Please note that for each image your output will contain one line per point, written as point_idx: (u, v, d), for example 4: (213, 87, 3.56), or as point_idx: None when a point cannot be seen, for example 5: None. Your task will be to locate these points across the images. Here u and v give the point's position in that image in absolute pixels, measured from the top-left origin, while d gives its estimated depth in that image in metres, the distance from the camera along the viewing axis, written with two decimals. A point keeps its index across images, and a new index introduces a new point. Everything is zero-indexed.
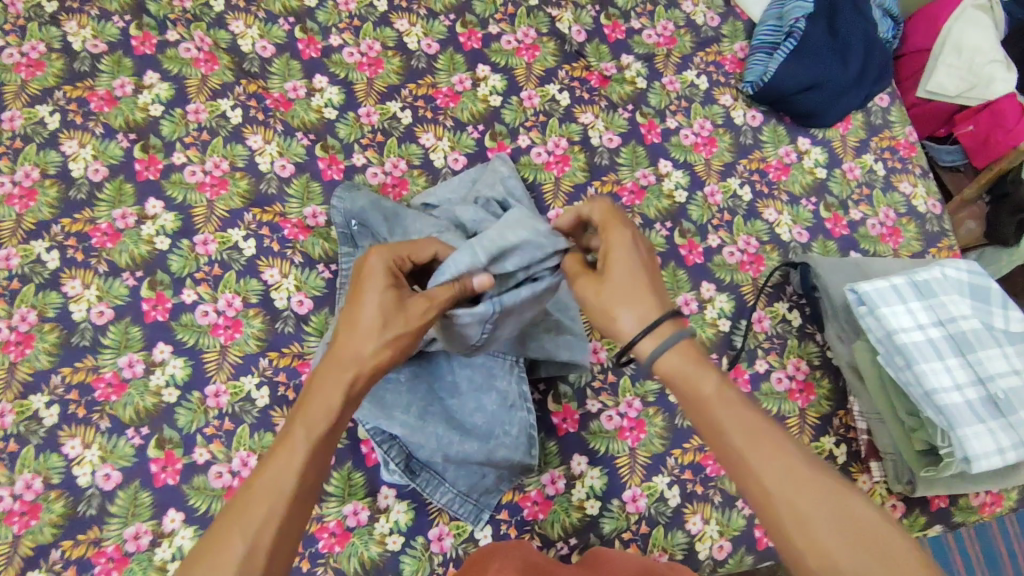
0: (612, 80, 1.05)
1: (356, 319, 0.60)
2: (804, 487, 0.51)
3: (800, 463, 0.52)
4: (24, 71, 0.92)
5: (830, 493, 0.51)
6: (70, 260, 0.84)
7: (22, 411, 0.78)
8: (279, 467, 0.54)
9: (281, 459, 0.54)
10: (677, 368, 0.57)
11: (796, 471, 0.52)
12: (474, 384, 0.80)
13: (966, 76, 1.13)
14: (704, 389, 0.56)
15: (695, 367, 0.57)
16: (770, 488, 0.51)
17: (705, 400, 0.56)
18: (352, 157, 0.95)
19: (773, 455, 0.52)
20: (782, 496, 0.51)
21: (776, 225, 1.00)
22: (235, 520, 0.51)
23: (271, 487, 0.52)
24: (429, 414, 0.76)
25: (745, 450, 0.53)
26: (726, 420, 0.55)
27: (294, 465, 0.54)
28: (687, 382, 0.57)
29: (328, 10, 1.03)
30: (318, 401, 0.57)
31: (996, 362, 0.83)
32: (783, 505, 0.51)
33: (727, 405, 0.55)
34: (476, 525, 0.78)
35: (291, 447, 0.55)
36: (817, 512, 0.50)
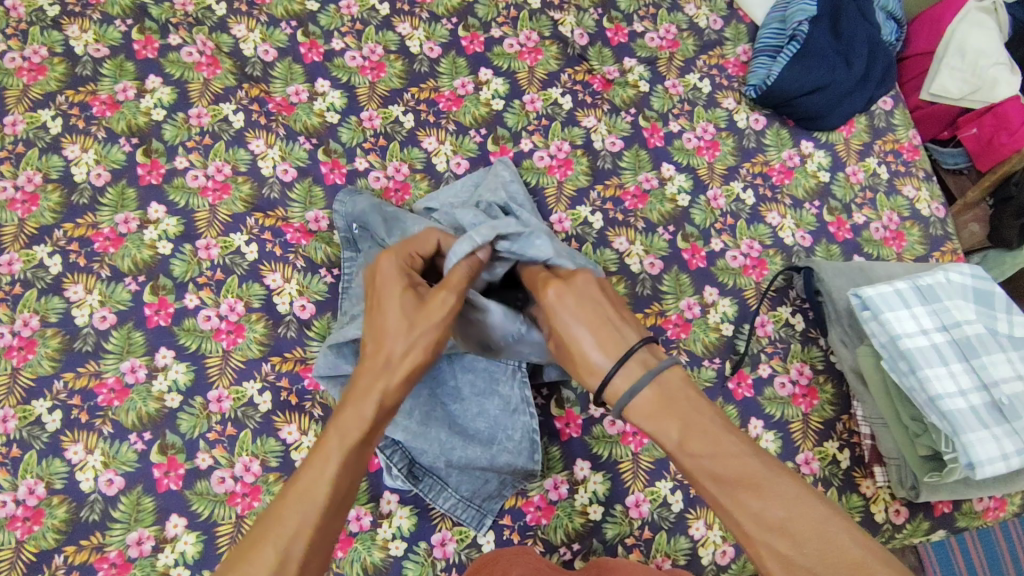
0: (615, 83, 1.05)
1: (384, 323, 0.61)
2: (784, 537, 0.48)
3: (776, 509, 0.49)
4: (26, 76, 0.92)
5: (813, 537, 0.48)
6: (72, 264, 0.84)
7: (25, 416, 0.78)
8: (312, 473, 0.52)
9: (314, 467, 0.53)
10: (639, 416, 0.57)
11: (773, 518, 0.49)
12: (476, 389, 0.80)
13: (970, 78, 1.12)
14: (670, 440, 0.55)
15: (659, 415, 0.56)
16: (751, 537, 0.50)
17: (674, 450, 0.55)
18: (354, 161, 0.95)
19: (751, 503, 0.50)
20: (766, 544, 0.49)
21: (779, 229, 0.99)
22: (268, 531, 0.49)
23: (305, 493, 0.51)
24: (433, 419, 0.76)
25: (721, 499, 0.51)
26: (697, 471, 0.53)
27: (327, 468, 0.53)
28: (655, 433, 0.56)
29: (330, 14, 1.02)
30: (350, 405, 0.56)
31: (1000, 368, 0.83)
32: (767, 555, 0.49)
33: (695, 457, 0.53)
34: (479, 530, 0.78)
35: (323, 455, 0.53)
36: (800, 560, 0.47)
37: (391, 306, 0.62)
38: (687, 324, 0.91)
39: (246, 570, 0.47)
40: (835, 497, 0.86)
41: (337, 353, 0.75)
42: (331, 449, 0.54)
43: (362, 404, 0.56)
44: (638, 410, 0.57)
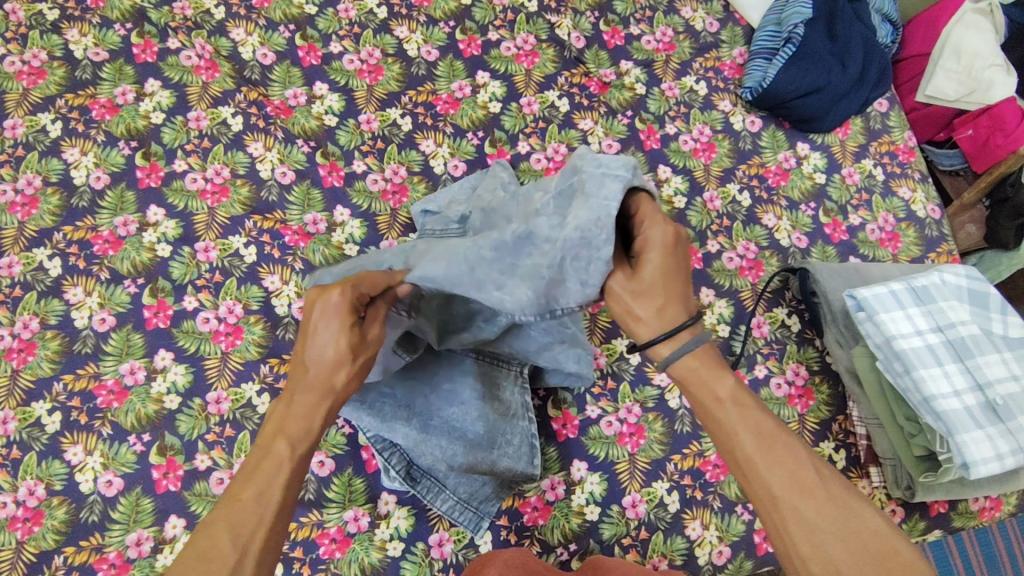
0: (612, 86, 1.05)
1: (313, 347, 0.52)
2: (815, 501, 0.46)
3: (812, 472, 0.47)
4: (25, 80, 0.93)
5: (842, 507, 0.46)
6: (72, 267, 0.85)
7: (24, 418, 0.78)
8: (264, 478, 0.47)
9: (266, 469, 0.48)
10: (686, 371, 0.52)
11: (809, 483, 0.46)
12: (478, 393, 0.74)
13: (964, 80, 1.13)
14: (719, 391, 0.51)
15: (711, 370, 0.52)
16: (777, 498, 0.47)
17: (719, 401, 0.51)
18: (352, 164, 0.95)
19: (790, 461, 0.47)
20: (791, 508, 0.46)
21: (775, 230, 1.00)
22: (216, 523, 0.45)
23: (258, 498, 0.46)
24: (433, 426, 0.72)
25: (756, 456, 0.48)
26: (737, 426, 0.49)
27: (282, 472, 0.48)
28: (703, 385, 0.52)
29: (328, 18, 1.03)
30: (298, 416, 0.50)
31: (995, 368, 0.84)
32: (790, 520, 0.46)
33: (742, 415, 0.50)
34: (476, 533, 0.78)
35: (277, 460, 0.48)
36: (824, 526, 0.45)
37: (327, 327, 0.52)
38: None
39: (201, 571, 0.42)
40: None
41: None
42: (287, 458, 0.49)
43: (313, 414, 0.51)
44: (686, 364, 0.52)
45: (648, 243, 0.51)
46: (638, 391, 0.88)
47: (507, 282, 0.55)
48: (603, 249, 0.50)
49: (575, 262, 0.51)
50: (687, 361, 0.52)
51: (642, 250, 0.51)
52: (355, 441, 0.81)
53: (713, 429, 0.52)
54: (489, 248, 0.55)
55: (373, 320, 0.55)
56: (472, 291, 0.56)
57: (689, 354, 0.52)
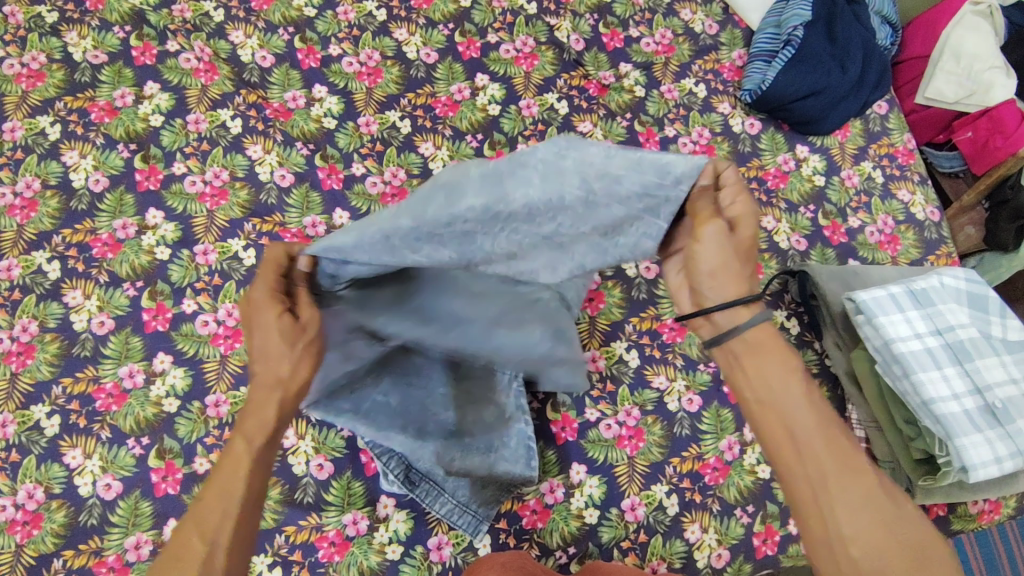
0: (611, 88, 1.05)
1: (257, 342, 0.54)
2: (865, 492, 0.48)
3: (868, 467, 0.49)
4: (24, 83, 0.93)
5: (884, 496, 0.48)
6: (71, 270, 0.85)
7: (24, 421, 0.78)
8: (225, 474, 0.51)
9: (226, 466, 0.51)
10: (750, 343, 0.53)
11: (858, 469, 0.49)
12: (473, 397, 0.75)
13: (965, 82, 1.13)
14: (785, 370, 0.52)
15: (778, 347, 0.53)
16: (828, 479, 0.49)
17: (782, 381, 0.52)
18: (352, 166, 0.95)
19: (842, 447, 0.50)
20: (839, 490, 0.48)
21: (775, 233, 1.00)
22: (186, 529, 0.49)
23: (220, 496, 0.50)
24: (429, 431, 0.71)
25: (814, 438, 0.50)
26: (799, 407, 0.51)
27: (241, 466, 0.51)
28: (772, 360, 0.53)
29: (328, 20, 1.03)
30: (252, 413, 0.53)
31: (994, 371, 0.84)
32: (838, 502, 0.48)
33: (806, 395, 0.51)
34: (475, 536, 0.78)
35: (236, 456, 0.52)
36: (870, 515, 0.48)
37: (264, 322, 0.53)
38: (682, 328, 0.92)
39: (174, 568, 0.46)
40: None
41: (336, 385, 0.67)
42: (244, 453, 0.52)
43: (264, 407, 0.53)
44: (755, 333, 0.53)
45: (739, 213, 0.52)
46: (638, 394, 0.88)
47: (424, 249, 0.50)
48: (547, 226, 0.51)
49: (516, 234, 0.51)
50: (752, 336, 0.53)
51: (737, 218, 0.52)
52: (354, 444, 0.81)
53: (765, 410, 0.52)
54: (410, 218, 0.48)
55: (303, 303, 0.56)
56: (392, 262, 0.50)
57: (757, 324, 0.53)
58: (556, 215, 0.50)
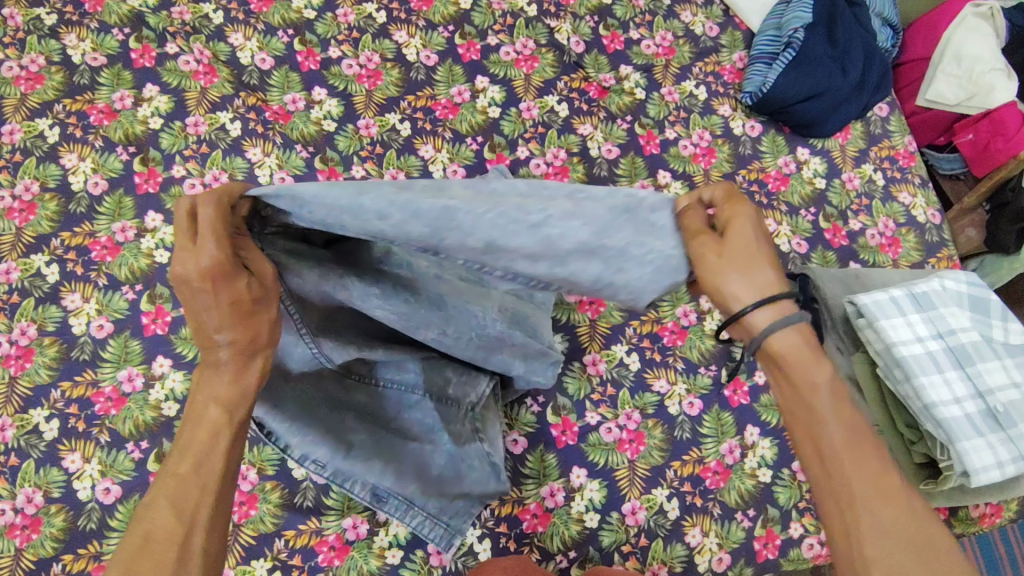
0: (611, 91, 1.05)
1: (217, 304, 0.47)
2: (892, 507, 0.49)
3: (900, 485, 0.50)
4: (24, 85, 0.92)
5: (915, 517, 0.49)
6: (70, 273, 0.85)
7: (22, 425, 0.78)
8: (201, 446, 0.48)
9: (199, 438, 0.48)
10: (788, 353, 0.51)
11: (889, 489, 0.49)
12: (426, 426, 0.74)
13: (965, 84, 1.13)
14: (818, 378, 0.51)
15: (814, 354, 0.51)
16: (855, 494, 0.49)
17: (818, 387, 0.51)
18: (351, 169, 0.95)
19: (873, 463, 0.50)
20: (868, 509, 0.49)
21: (775, 235, 1.00)
22: (158, 508, 0.46)
23: (196, 469, 0.48)
24: (390, 471, 0.70)
25: (842, 452, 0.50)
26: (829, 420, 0.51)
27: (219, 441, 0.49)
28: (804, 368, 0.51)
29: (327, 22, 1.03)
30: (218, 382, 0.49)
31: (996, 375, 0.83)
32: (867, 522, 0.48)
33: (837, 408, 0.51)
34: (446, 549, 0.76)
35: (212, 428, 0.49)
36: (896, 530, 0.48)
37: (222, 287, 0.47)
38: (683, 332, 0.92)
39: (152, 551, 0.45)
40: None
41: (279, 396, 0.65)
42: (222, 425, 0.49)
43: (244, 375, 0.50)
44: (788, 342, 0.51)
45: (729, 215, 0.52)
46: (638, 398, 0.88)
47: (392, 216, 0.49)
48: (534, 216, 0.51)
49: (503, 217, 0.50)
50: (789, 337, 0.51)
51: (726, 222, 0.52)
52: None
53: (798, 415, 0.53)
54: (393, 186, 0.49)
55: (254, 255, 0.50)
56: (353, 224, 0.50)
57: (787, 328, 0.51)
58: (544, 207, 0.51)
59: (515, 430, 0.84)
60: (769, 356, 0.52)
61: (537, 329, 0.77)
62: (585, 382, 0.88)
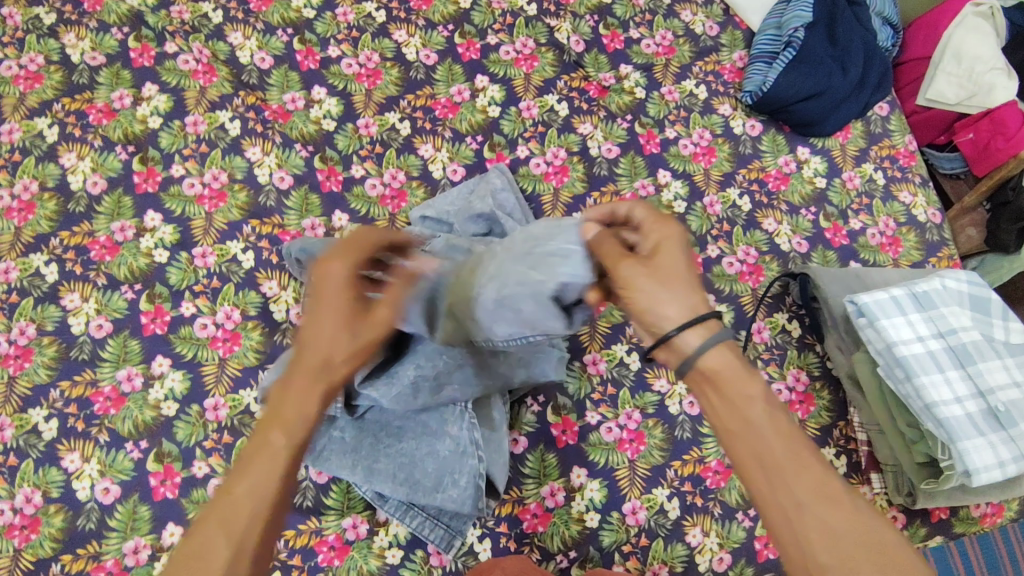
0: (611, 90, 1.05)
1: (322, 324, 0.53)
2: (843, 514, 0.45)
3: (843, 489, 0.46)
4: (23, 84, 0.92)
5: (867, 521, 0.45)
6: (69, 273, 0.84)
7: (21, 425, 0.78)
8: (259, 467, 0.47)
9: (260, 458, 0.48)
10: (716, 365, 0.50)
11: (835, 495, 0.46)
12: (427, 429, 0.77)
13: (965, 83, 1.13)
14: (751, 389, 0.49)
15: (741, 367, 0.50)
16: (802, 508, 0.46)
17: (750, 399, 0.49)
18: (351, 168, 0.95)
19: (813, 469, 0.47)
20: (816, 518, 0.45)
21: (775, 235, 0.99)
22: (208, 527, 0.45)
23: (251, 493, 0.46)
24: (375, 473, 0.75)
25: (784, 462, 0.47)
26: (765, 430, 0.48)
27: (277, 464, 0.48)
28: (733, 380, 0.50)
29: (327, 22, 1.03)
30: (291, 402, 0.50)
31: (996, 375, 0.83)
32: (817, 534, 0.45)
33: (771, 418, 0.48)
34: (447, 551, 0.76)
35: (271, 450, 0.48)
36: (849, 539, 0.45)
37: (330, 308, 0.53)
38: None
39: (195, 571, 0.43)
40: None
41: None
42: (281, 450, 0.48)
43: (308, 401, 0.50)
44: (713, 354, 0.50)
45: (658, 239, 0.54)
46: (638, 397, 0.88)
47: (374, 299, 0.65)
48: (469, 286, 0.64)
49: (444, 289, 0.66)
50: (714, 353, 0.50)
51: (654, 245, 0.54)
52: None
53: (732, 431, 0.49)
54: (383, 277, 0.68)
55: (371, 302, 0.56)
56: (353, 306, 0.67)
57: (716, 345, 0.50)
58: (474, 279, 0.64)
59: (516, 430, 0.84)
60: (697, 375, 0.51)
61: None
62: (585, 382, 0.87)
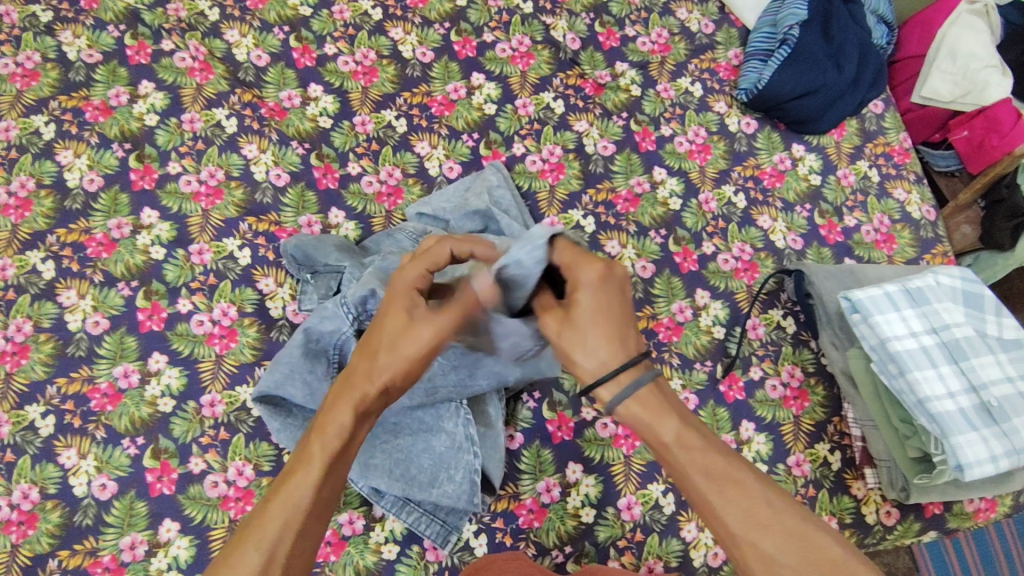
0: (606, 88, 1.05)
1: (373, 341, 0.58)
2: (774, 534, 0.49)
3: (768, 508, 0.49)
4: (19, 82, 0.92)
5: (800, 539, 0.48)
6: (65, 270, 0.85)
7: (18, 422, 0.78)
8: (296, 480, 0.51)
9: (297, 474, 0.52)
10: (640, 407, 0.54)
11: (764, 518, 0.49)
12: (423, 425, 0.77)
13: (961, 81, 1.14)
14: (664, 436, 0.53)
15: (654, 414, 0.53)
16: (735, 534, 0.49)
17: (666, 446, 0.53)
18: (347, 166, 0.95)
19: (737, 497, 0.50)
20: (750, 542, 0.49)
21: (770, 232, 1.00)
22: (250, 533, 0.49)
23: (285, 503, 0.50)
24: (371, 467, 0.75)
25: (710, 491, 0.51)
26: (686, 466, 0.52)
27: (310, 476, 0.52)
28: (646, 430, 0.54)
29: (323, 19, 1.03)
30: (332, 418, 0.54)
31: (989, 370, 0.84)
32: (751, 556, 0.49)
33: (690, 455, 0.52)
34: (444, 546, 0.77)
35: (308, 461, 0.52)
36: (784, 558, 0.48)
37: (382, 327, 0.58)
38: (678, 328, 0.92)
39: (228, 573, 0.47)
40: (826, 499, 0.86)
41: (285, 374, 0.74)
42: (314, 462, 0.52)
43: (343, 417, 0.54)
44: (634, 402, 0.54)
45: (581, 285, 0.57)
46: None
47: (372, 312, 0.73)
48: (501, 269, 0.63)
49: None
50: (630, 406, 0.54)
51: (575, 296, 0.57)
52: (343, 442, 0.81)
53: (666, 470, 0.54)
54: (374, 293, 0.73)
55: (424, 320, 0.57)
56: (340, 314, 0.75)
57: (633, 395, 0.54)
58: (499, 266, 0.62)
59: (512, 425, 0.85)
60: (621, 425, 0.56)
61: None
62: None
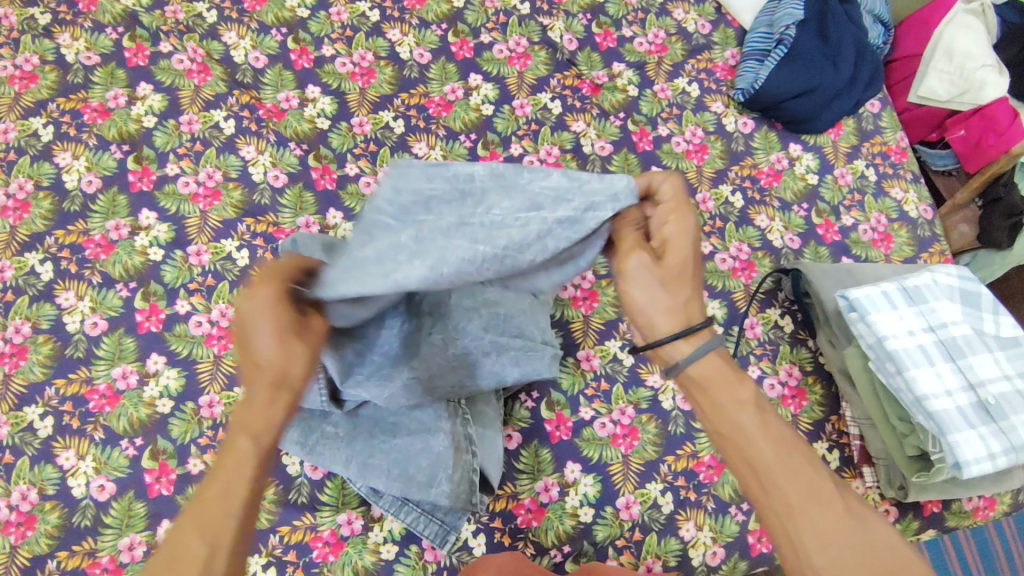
0: (604, 88, 1.06)
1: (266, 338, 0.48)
2: (832, 513, 0.47)
3: (833, 489, 0.48)
4: (18, 84, 0.93)
5: (856, 521, 0.47)
6: (63, 271, 0.85)
7: (17, 423, 0.78)
8: (227, 472, 0.45)
9: (228, 466, 0.46)
10: (714, 368, 0.51)
11: (825, 495, 0.47)
12: (422, 425, 0.75)
13: (957, 80, 1.13)
14: (741, 395, 0.50)
15: (733, 373, 0.51)
16: (793, 508, 0.47)
17: (740, 404, 0.50)
18: (345, 167, 0.95)
19: (804, 470, 0.48)
20: (808, 519, 0.47)
21: (768, 231, 1.00)
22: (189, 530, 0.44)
23: (222, 493, 0.45)
24: (369, 467, 0.74)
25: (775, 459, 0.48)
26: (755, 435, 0.49)
27: (243, 470, 0.46)
28: (722, 387, 0.50)
29: (320, 21, 1.03)
30: (254, 410, 0.47)
31: (987, 368, 0.84)
32: (806, 532, 0.47)
33: (762, 422, 0.49)
34: (442, 546, 0.77)
35: (238, 457, 0.46)
36: (840, 538, 0.46)
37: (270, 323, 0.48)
38: None
39: None
40: None
41: None
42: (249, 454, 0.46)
43: (270, 408, 0.47)
44: (703, 364, 0.51)
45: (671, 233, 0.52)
46: (632, 393, 0.88)
47: None
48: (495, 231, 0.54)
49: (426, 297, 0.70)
50: (704, 363, 0.51)
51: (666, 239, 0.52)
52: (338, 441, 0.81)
53: (722, 430, 0.51)
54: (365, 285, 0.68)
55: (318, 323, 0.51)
56: None
57: (705, 355, 0.51)
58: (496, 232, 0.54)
59: (510, 425, 0.85)
60: (685, 381, 0.52)
61: (525, 328, 0.77)
62: (579, 377, 0.88)
